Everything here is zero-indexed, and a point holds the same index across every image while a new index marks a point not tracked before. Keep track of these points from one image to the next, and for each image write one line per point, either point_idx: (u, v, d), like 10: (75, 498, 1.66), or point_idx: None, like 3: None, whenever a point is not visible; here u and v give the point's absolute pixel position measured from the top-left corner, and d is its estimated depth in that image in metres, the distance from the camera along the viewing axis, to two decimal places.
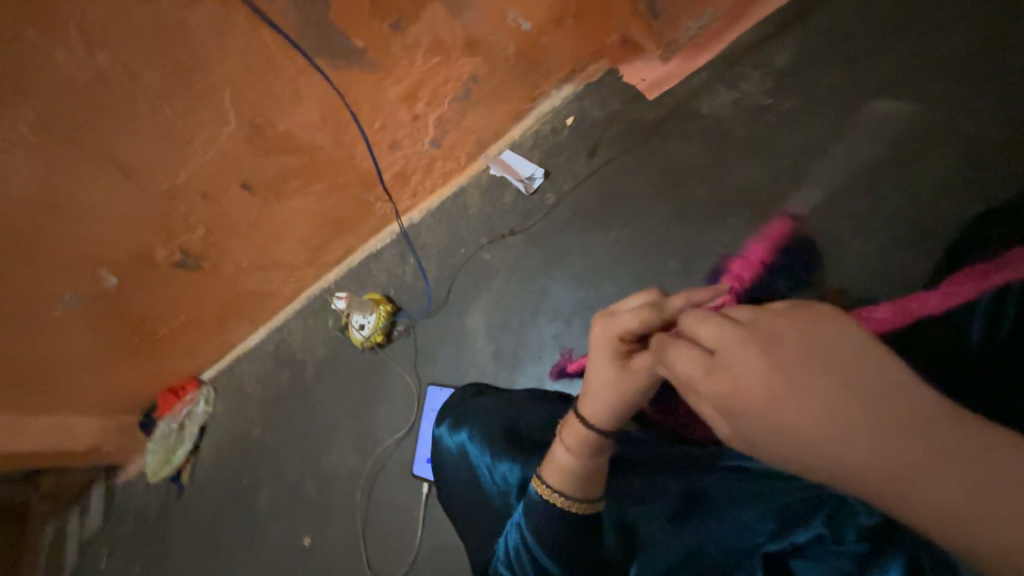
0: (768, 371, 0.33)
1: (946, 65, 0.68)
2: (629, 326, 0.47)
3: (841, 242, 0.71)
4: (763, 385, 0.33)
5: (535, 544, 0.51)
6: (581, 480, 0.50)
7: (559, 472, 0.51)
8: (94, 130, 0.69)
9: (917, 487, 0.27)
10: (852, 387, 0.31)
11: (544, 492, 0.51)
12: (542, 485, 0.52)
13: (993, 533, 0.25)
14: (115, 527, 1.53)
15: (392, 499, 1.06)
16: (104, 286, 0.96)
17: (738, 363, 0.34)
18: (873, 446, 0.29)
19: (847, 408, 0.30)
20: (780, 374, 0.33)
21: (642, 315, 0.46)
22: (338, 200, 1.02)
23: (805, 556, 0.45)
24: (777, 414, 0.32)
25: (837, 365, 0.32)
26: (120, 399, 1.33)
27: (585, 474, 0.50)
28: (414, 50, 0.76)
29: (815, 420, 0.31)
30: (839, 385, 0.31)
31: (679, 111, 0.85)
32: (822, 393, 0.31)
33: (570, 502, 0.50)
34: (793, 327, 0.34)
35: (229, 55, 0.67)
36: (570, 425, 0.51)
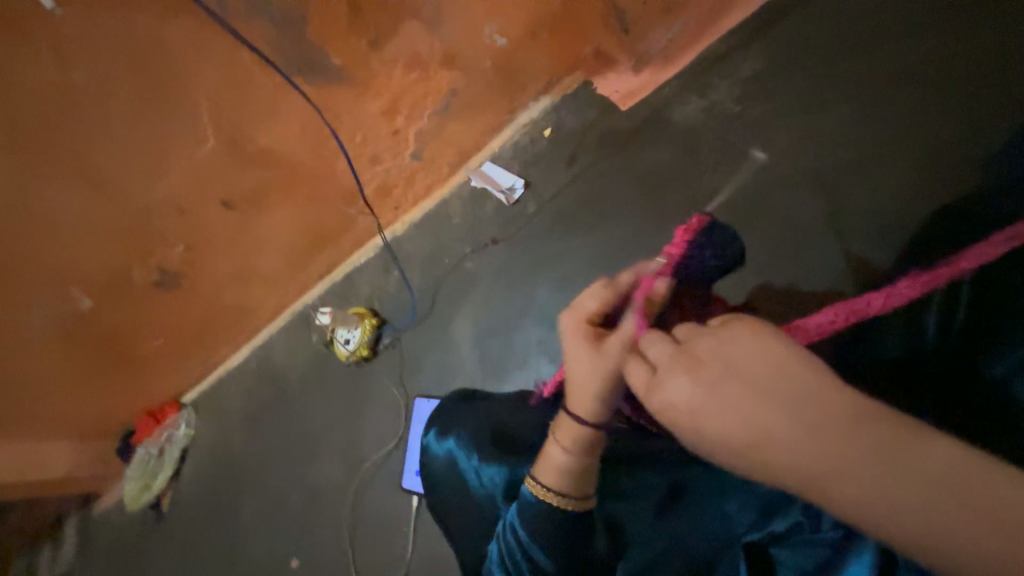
0: (697, 390, 0.35)
1: (899, 75, 0.72)
2: (590, 308, 0.52)
3: (812, 242, 0.74)
4: (697, 404, 0.35)
5: (528, 544, 0.52)
6: (581, 476, 0.50)
7: (555, 472, 0.51)
8: (67, 148, 0.68)
9: (855, 486, 0.29)
10: (786, 398, 0.32)
11: (540, 494, 0.51)
12: (537, 486, 0.52)
13: (923, 520, 0.27)
14: (91, 557, 1.47)
15: (380, 514, 1.05)
16: (78, 307, 0.94)
17: (681, 386, 0.36)
18: (808, 451, 0.30)
19: (786, 420, 0.31)
20: (716, 394, 0.34)
21: (602, 297, 0.53)
22: (320, 214, 1.02)
23: (785, 544, 0.47)
24: (722, 432, 0.34)
25: (759, 381, 0.33)
26: (95, 423, 1.29)
27: (584, 470, 0.50)
28: (392, 64, 0.77)
29: (749, 430, 0.33)
30: (769, 395, 0.33)
31: (653, 120, 0.88)
32: (756, 407, 0.33)
33: (568, 501, 0.51)
34: (718, 344, 0.36)
35: (206, 72, 0.67)
36: (564, 427, 0.50)
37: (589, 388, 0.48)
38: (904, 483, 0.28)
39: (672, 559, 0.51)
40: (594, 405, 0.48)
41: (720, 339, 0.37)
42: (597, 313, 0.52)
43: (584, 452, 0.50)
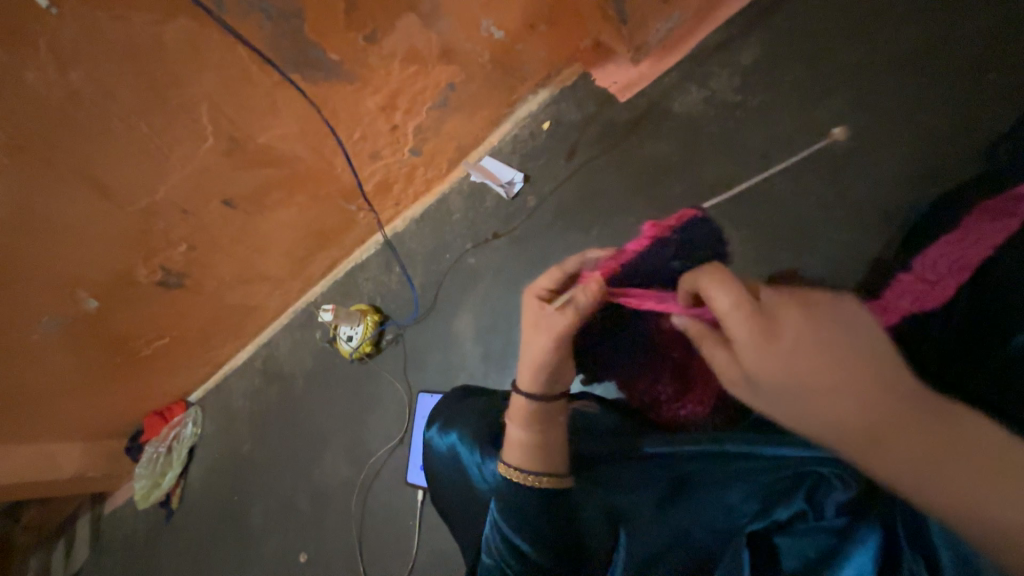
0: (805, 324, 0.36)
1: (900, 58, 0.71)
2: (542, 285, 0.59)
3: (815, 231, 0.74)
4: (794, 341, 0.36)
5: (507, 530, 0.55)
6: (531, 449, 0.56)
7: (518, 450, 0.56)
8: (69, 151, 0.69)
9: (900, 456, 0.32)
10: (877, 363, 0.34)
11: (508, 472, 0.56)
12: (506, 466, 0.57)
13: (965, 493, 0.30)
14: (103, 555, 1.49)
15: (387, 508, 1.06)
16: (84, 308, 0.95)
17: (784, 322, 0.37)
18: (874, 414, 0.33)
19: (869, 381, 0.33)
20: (819, 336, 0.35)
21: (554, 277, 0.59)
22: (321, 212, 1.02)
23: (787, 533, 0.47)
24: (800, 374, 0.35)
25: (857, 343, 0.35)
26: (104, 423, 1.31)
27: (531, 442, 0.56)
28: (390, 60, 0.77)
29: (833, 377, 0.34)
30: (864, 359, 0.34)
31: (652, 112, 0.88)
32: (847, 363, 0.34)
33: (534, 477, 0.54)
34: (829, 300, 0.37)
35: (204, 71, 0.67)
36: (517, 408, 0.57)
37: (524, 363, 0.56)
38: (956, 468, 0.31)
39: (673, 549, 0.50)
40: (527, 378, 0.56)
41: (831, 298, 0.37)
42: (548, 290, 0.59)
43: (527, 423, 0.57)
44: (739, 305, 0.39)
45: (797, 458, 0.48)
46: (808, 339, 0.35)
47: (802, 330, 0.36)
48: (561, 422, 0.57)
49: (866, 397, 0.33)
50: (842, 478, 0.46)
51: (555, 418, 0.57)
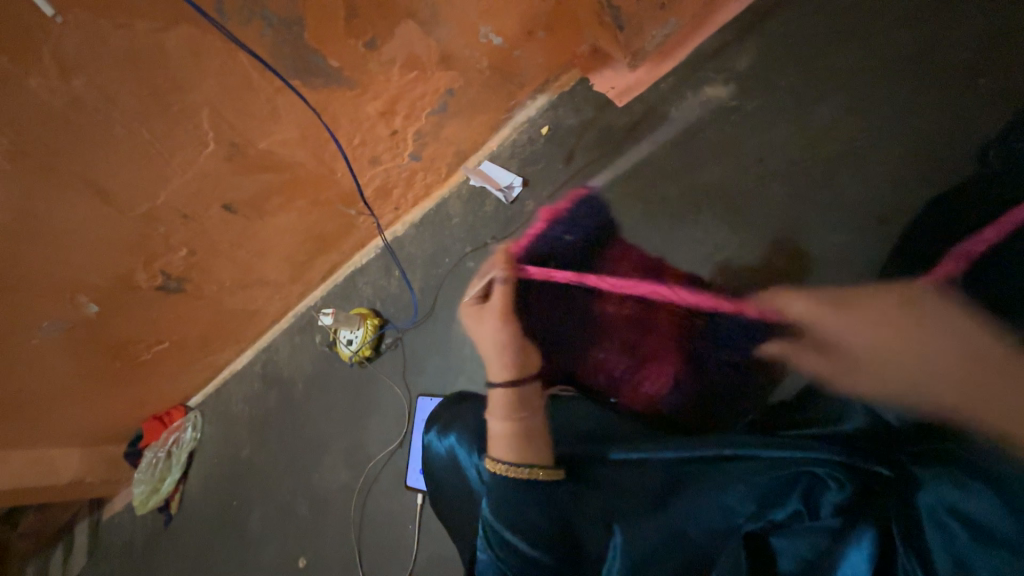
0: (872, 319, 0.63)
1: (893, 63, 0.72)
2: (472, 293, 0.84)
3: (813, 234, 0.74)
4: (881, 326, 0.61)
5: (504, 524, 0.55)
6: (515, 439, 0.60)
7: (505, 444, 0.60)
8: (71, 156, 0.70)
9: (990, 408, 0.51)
10: (923, 330, 0.58)
11: (496, 466, 0.58)
12: (493, 461, 0.59)
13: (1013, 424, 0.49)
14: (100, 562, 1.48)
15: (386, 512, 1.06)
16: (85, 313, 0.95)
17: (860, 314, 0.65)
18: (953, 370, 0.54)
19: (917, 344, 0.57)
20: (880, 323, 0.62)
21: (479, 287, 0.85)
22: (321, 216, 1.03)
23: (782, 533, 0.50)
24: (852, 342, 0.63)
25: (925, 324, 0.58)
26: (103, 428, 1.30)
27: (516, 432, 0.61)
28: (390, 66, 0.78)
29: (916, 345, 0.58)
30: (918, 337, 0.58)
31: (649, 116, 0.88)
32: (911, 337, 0.58)
33: (522, 468, 0.57)
34: (882, 308, 0.63)
35: (205, 78, 0.68)
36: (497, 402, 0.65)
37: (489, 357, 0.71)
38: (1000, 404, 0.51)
39: (670, 549, 0.50)
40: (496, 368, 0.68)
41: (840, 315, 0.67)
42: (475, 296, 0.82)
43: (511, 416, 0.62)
44: (800, 317, 0.69)
45: (792, 460, 0.50)
46: (882, 322, 0.62)
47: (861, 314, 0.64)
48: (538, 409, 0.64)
49: (965, 354, 0.54)
50: (838, 479, 0.48)
51: (533, 403, 0.65)
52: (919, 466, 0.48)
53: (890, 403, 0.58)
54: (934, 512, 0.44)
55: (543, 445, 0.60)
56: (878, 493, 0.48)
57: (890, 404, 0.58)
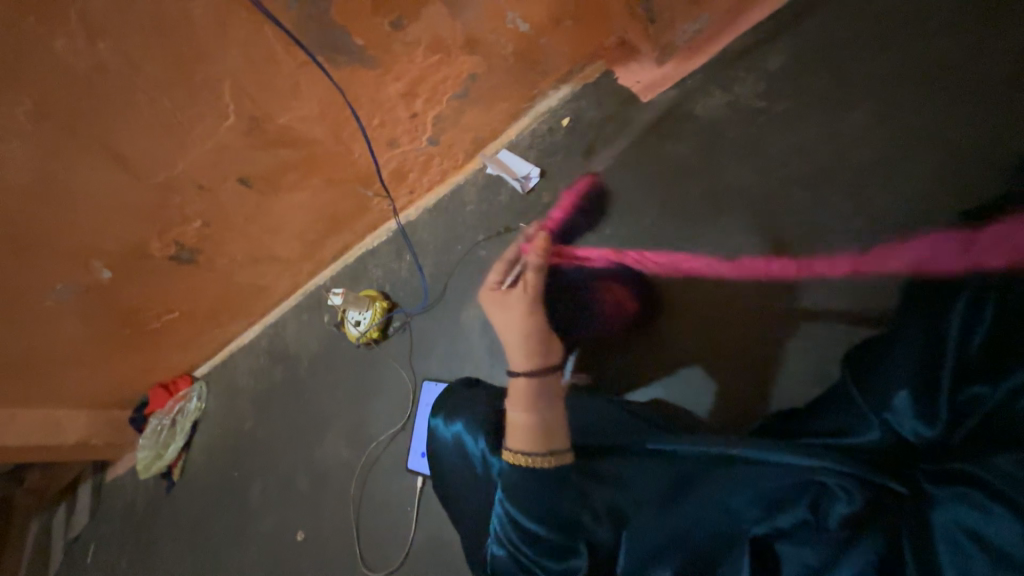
0: None
1: (931, 72, 0.70)
2: (494, 279, 0.65)
3: (837, 240, 0.72)
4: None
5: (520, 520, 0.54)
6: (530, 429, 0.57)
7: (524, 434, 0.57)
8: (92, 120, 0.69)
9: None
10: None
11: (516, 459, 0.56)
12: (513, 455, 0.56)
13: None
14: (102, 522, 1.51)
15: (386, 492, 1.07)
16: (98, 278, 0.96)
17: None
18: None
19: None
20: None
21: (500, 268, 0.66)
22: (336, 196, 1.03)
23: (789, 539, 0.50)
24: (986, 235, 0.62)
25: None
26: (109, 393, 1.32)
27: (536, 424, 0.57)
28: (414, 47, 0.77)
29: None
30: None
31: (673, 113, 0.87)
32: None
33: (539, 459, 0.55)
34: None
35: (230, 49, 0.68)
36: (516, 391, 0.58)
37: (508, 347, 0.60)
38: None
39: (670, 550, 0.52)
40: (518, 355, 0.58)
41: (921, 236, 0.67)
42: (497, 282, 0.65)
43: (530, 406, 0.57)
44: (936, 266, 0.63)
45: (805, 466, 0.50)
46: None
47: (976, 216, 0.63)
48: (558, 397, 0.58)
49: None
50: (850, 492, 0.47)
51: (553, 394, 0.58)
52: (935, 484, 0.47)
53: (906, 415, 0.52)
54: (947, 531, 0.43)
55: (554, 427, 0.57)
56: (892, 509, 0.47)
57: (907, 416, 0.52)
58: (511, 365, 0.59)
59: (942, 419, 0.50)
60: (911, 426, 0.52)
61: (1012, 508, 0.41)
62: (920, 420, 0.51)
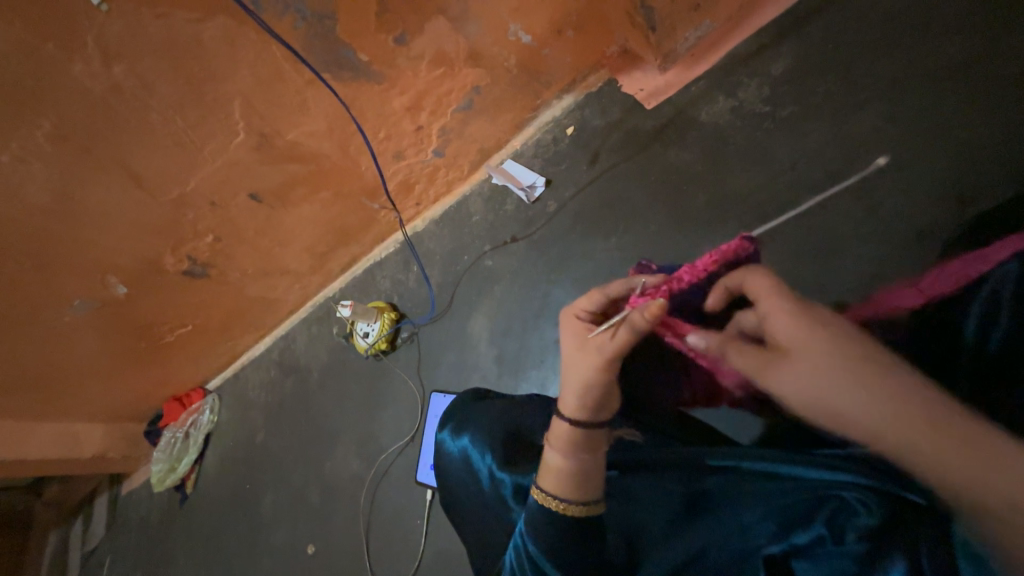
0: None
1: (941, 71, 0.69)
2: (582, 305, 0.60)
3: (849, 245, 0.71)
4: None
5: (531, 545, 0.54)
6: (564, 478, 0.54)
7: (553, 477, 0.54)
8: (107, 141, 0.71)
9: None
10: None
11: (544, 499, 0.54)
12: (541, 492, 0.55)
13: None
14: (118, 535, 1.53)
15: (395, 505, 1.06)
16: (114, 294, 0.98)
17: None
18: None
19: None
20: None
21: (595, 299, 0.60)
22: (344, 209, 1.04)
23: (805, 557, 0.48)
24: (788, 344, 0.46)
25: None
26: (126, 406, 1.35)
27: (570, 472, 0.53)
28: (418, 61, 0.78)
29: None
30: None
31: (677, 120, 0.87)
32: None
33: (565, 505, 0.52)
34: None
35: (239, 68, 0.69)
36: (556, 432, 0.55)
37: (564, 381, 0.56)
38: None
39: (688, 569, 0.52)
40: (571, 399, 0.54)
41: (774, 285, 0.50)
42: (587, 311, 0.60)
43: (568, 451, 0.54)
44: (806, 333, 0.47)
45: (827, 480, 0.48)
46: None
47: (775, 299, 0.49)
48: (600, 451, 0.55)
49: None
50: (869, 505, 0.45)
51: (596, 446, 0.54)
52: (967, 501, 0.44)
53: None
54: (967, 548, 0.39)
55: (586, 483, 0.53)
56: (911, 522, 0.44)
57: None
58: (562, 403, 0.55)
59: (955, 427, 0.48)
60: None
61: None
62: None
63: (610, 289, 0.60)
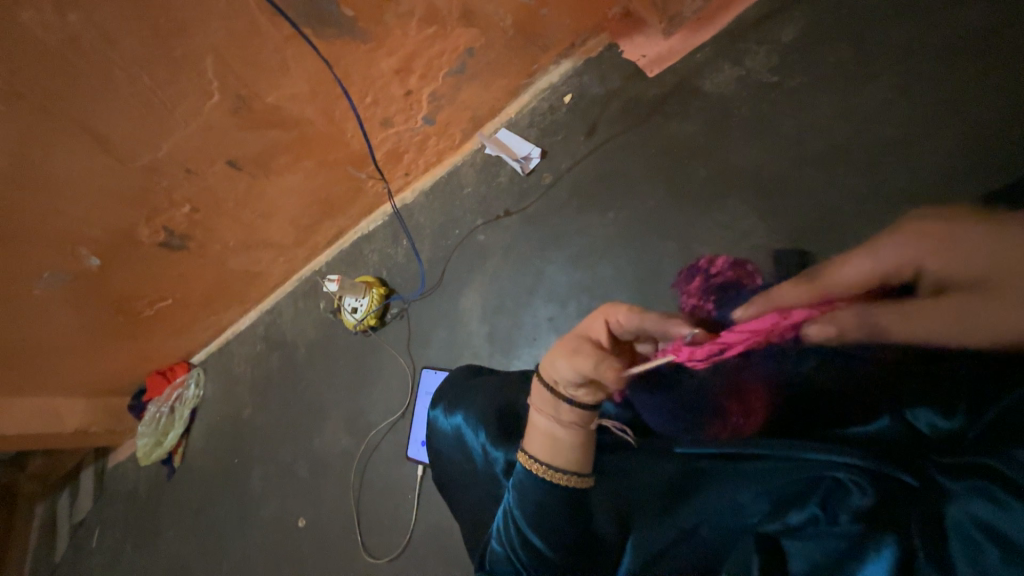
0: None
1: (960, 39, 0.66)
2: (618, 316, 0.52)
3: (853, 224, 0.68)
4: None
5: (523, 526, 0.53)
6: (548, 441, 0.54)
7: (539, 440, 0.54)
8: (68, 101, 0.66)
9: None
10: None
11: (527, 463, 0.54)
12: (526, 456, 0.54)
13: None
14: (106, 508, 1.52)
15: (386, 480, 1.06)
16: (87, 266, 0.93)
17: None
18: None
19: None
20: None
21: (631, 318, 0.51)
22: (329, 178, 0.99)
23: (798, 537, 0.45)
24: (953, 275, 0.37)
25: None
26: (107, 380, 1.31)
27: (551, 434, 0.54)
28: (407, 19, 0.73)
29: None
30: None
31: (680, 89, 0.83)
32: None
33: (548, 471, 0.52)
34: None
35: (210, 21, 0.64)
36: (540, 394, 0.55)
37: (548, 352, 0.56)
38: None
39: (679, 548, 0.50)
40: (549, 371, 0.55)
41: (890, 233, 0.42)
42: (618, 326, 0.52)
43: (549, 414, 0.54)
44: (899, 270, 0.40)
45: (815, 460, 0.46)
46: None
47: (909, 237, 0.41)
48: (584, 421, 0.54)
49: None
50: (861, 484, 0.43)
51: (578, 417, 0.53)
52: (953, 479, 0.39)
53: (920, 409, 0.46)
54: (961, 529, 0.37)
55: (563, 448, 0.53)
56: (903, 503, 0.41)
57: (920, 409, 0.46)
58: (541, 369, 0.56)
59: (962, 413, 0.43)
60: (925, 418, 0.46)
61: (1021, 495, 0.35)
62: (936, 411, 0.45)
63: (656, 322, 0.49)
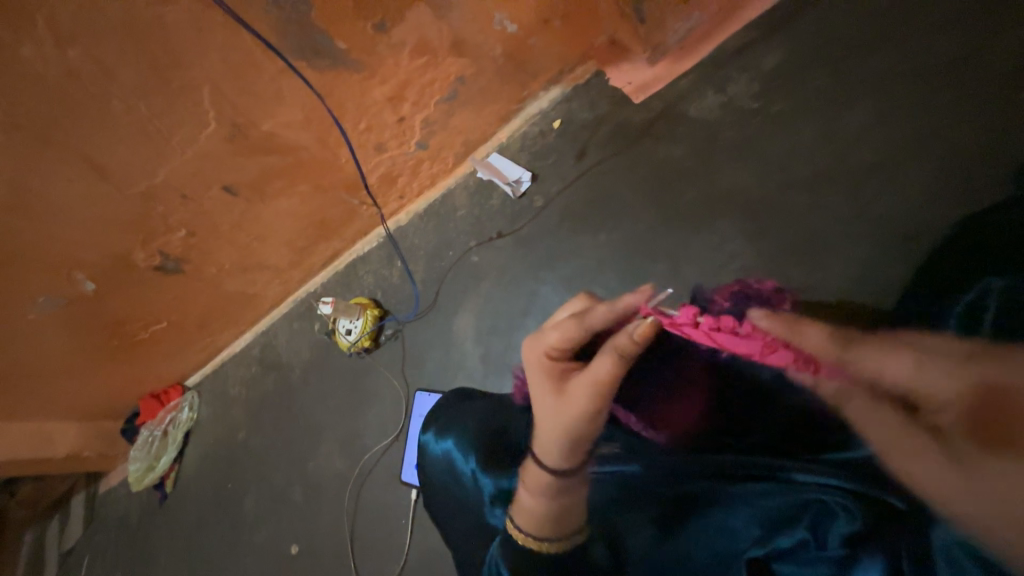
0: None
1: (931, 69, 0.68)
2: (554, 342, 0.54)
3: (837, 245, 0.70)
4: None
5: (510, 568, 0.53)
6: (545, 516, 0.53)
7: (527, 515, 0.54)
8: (65, 131, 0.67)
9: None
10: None
11: (520, 538, 0.54)
12: (517, 530, 0.54)
13: None
14: (96, 534, 1.49)
15: (381, 503, 1.05)
16: (81, 290, 0.93)
17: None
18: None
19: None
20: None
21: (568, 333, 0.53)
22: (325, 202, 1.01)
23: (788, 560, 0.49)
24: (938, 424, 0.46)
25: None
26: (100, 403, 1.30)
27: (547, 512, 0.53)
28: (399, 49, 0.75)
29: None
30: None
31: (667, 114, 0.85)
32: None
33: (541, 543, 0.53)
34: None
35: (206, 53, 0.66)
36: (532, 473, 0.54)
37: (545, 421, 0.53)
38: None
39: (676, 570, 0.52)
40: (551, 445, 0.53)
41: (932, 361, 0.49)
42: (560, 347, 0.54)
43: (543, 491, 0.54)
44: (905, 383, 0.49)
45: (807, 485, 0.48)
46: None
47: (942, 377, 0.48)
48: (578, 485, 0.54)
49: None
50: (851, 511, 0.46)
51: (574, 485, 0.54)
52: None
53: None
54: (948, 554, 0.42)
55: (560, 518, 0.53)
56: (886, 525, 0.45)
57: None
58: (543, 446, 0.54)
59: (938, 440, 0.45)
60: None
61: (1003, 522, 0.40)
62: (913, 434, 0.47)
63: (616, 305, 0.51)
